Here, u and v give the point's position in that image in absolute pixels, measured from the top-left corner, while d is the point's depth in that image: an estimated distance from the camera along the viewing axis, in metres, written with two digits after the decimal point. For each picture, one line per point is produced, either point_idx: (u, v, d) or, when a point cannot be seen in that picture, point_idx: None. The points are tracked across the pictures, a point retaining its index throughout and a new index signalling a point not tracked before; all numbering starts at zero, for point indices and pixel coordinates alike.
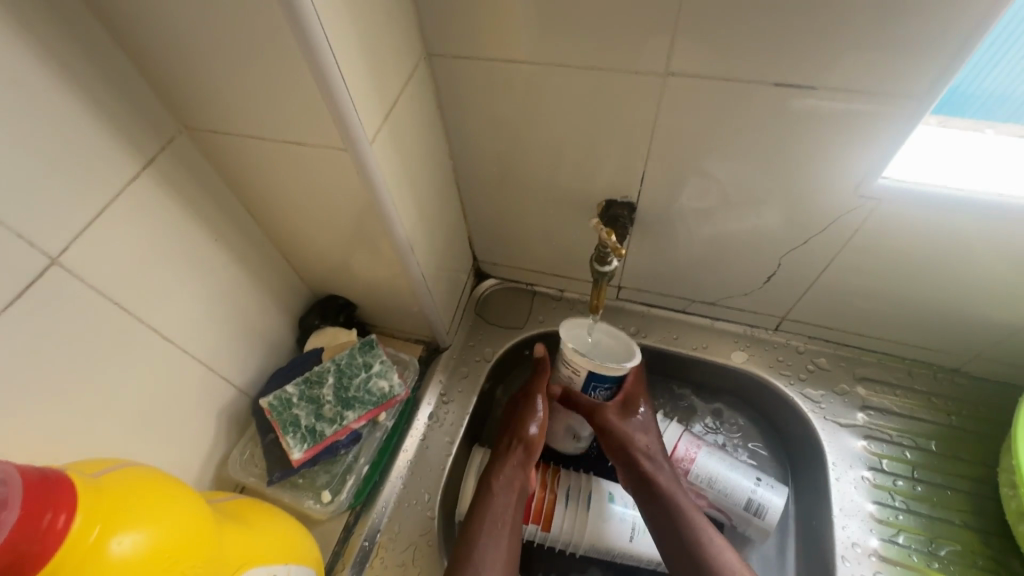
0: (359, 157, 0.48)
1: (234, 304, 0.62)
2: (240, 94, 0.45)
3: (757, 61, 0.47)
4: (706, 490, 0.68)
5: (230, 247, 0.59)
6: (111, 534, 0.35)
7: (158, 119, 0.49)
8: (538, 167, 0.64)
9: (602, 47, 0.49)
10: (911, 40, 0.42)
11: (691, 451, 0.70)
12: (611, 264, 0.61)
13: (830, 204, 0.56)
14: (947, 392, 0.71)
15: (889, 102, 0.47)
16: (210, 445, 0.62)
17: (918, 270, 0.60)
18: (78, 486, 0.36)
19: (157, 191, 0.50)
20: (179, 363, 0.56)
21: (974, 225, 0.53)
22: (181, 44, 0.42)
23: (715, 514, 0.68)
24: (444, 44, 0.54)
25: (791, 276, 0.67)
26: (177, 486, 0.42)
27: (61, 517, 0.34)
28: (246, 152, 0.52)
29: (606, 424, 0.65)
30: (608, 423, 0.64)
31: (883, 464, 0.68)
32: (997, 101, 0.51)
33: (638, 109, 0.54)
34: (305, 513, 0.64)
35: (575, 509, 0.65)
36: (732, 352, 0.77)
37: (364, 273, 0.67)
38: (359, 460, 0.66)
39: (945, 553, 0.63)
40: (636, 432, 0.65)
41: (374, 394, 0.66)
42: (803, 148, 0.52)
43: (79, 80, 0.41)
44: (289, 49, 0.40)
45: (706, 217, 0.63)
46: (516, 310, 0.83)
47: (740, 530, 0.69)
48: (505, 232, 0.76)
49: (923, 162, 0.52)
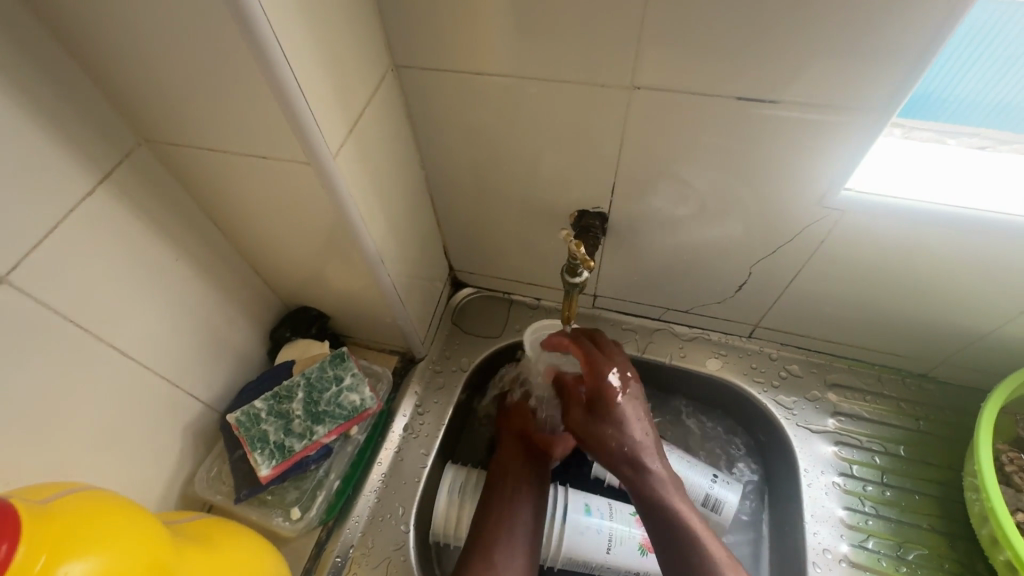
0: (323, 170, 0.47)
1: (200, 318, 0.61)
2: (199, 107, 0.45)
3: (720, 75, 0.47)
4: None
5: (195, 260, 0.58)
6: (58, 564, 0.34)
7: (115, 132, 0.47)
8: (510, 178, 0.64)
9: (568, 60, 0.50)
10: (867, 56, 0.43)
11: None
12: (581, 275, 0.61)
13: (795, 214, 0.57)
14: (915, 397, 0.72)
15: (850, 116, 0.48)
16: (176, 463, 0.61)
17: (881, 278, 0.61)
18: (22, 514, 0.35)
19: (115, 205, 0.48)
20: (141, 380, 0.55)
21: (933, 234, 0.54)
22: (136, 56, 0.41)
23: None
24: (411, 55, 0.54)
25: (761, 284, 0.68)
26: (132, 510, 0.41)
27: (3, 548, 0.32)
28: (210, 165, 0.51)
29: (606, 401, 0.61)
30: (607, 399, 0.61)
31: (854, 470, 0.69)
32: (963, 108, 0.51)
33: (606, 121, 0.54)
34: (274, 531, 0.63)
35: (553, 523, 0.65)
36: (706, 359, 0.77)
37: (335, 284, 0.66)
38: (330, 475, 0.65)
39: (913, 557, 0.64)
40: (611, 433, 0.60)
41: (345, 407, 0.66)
42: (767, 160, 0.53)
43: (31, 93, 0.40)
44: (247, 62, 0.39)
45: (676, 227, 0.64)
46: (493, 319, 0.83)
47: None
48: (479, 242, 0.76)
49: (884, 174, 0.53)
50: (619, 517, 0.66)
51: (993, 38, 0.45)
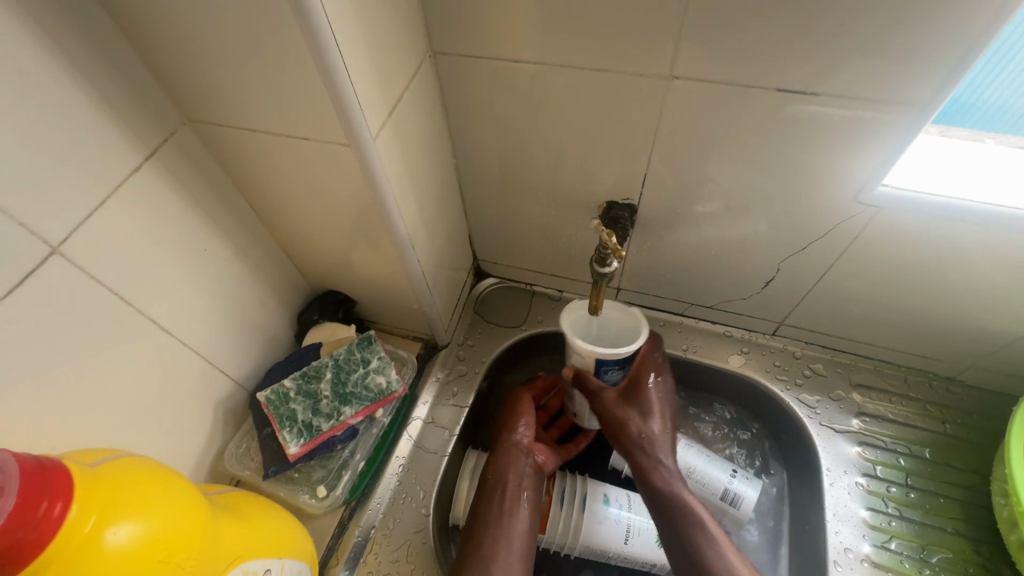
0: (362, 152, 0.48)
1: (233, 298, 0.62)
2: (244, 87, 0.45)
3: (759, 68, 0.47)
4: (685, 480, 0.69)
5: (230, 241, 0.59)
6: (107, 525, 0.36)
7: (161, 111, 0.49)
8: (539, 168, 0.64)
9: (606, 47, 0.49)
10: (913, 50, 0.43)
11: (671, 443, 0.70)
12: (610, 266, 0.61)
13: (829, 210, 0.57)
14: (942, 400, 0.71)
15: (892, 110, 0.47)
16: (206, 438, 0.62)
17: (915, 277, 0.60)
18: (74, 475, 0.36)
19: (159, 183, 0.50)
20: (176, 355, 0.56)
21: (972, 233, 0.53)
22: (186, 36, 0.42)
23: None
24: (449, 42, 0.54)
25: (789, 281, 0.67)
26: (173, 479, 0.42)
27: (57, 507, 0.34)
28: (250, 146, 0.52)
29: (605, 411, 0.63)
30: (607, 410, 0.63)
31: (877, 470, 0.68)
32: (992, 110, 0.50)
33: (640, 112, 0.54)
34: (300, 508, 0.64)
35: (569, 511, 0.65)
36: (729, 356, 0.77)
37: (363, 269, 0.67)
38: (355, 456, 0.66)
39: (937, 560, 0.63)
40: (634, 418, 0.64)
41: (372, 390, 0.67)
42: (804, 154, 0.53)
43: (84, 71, 0.41)
44: (295, 43, 0.40)
45: (705, 222, 0.64)
46: (516, 309, 0.83)
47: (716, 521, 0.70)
48: (506, 232, 0.77)
49: (923, 171, 0.52)
50: (637, 508, 0.66)
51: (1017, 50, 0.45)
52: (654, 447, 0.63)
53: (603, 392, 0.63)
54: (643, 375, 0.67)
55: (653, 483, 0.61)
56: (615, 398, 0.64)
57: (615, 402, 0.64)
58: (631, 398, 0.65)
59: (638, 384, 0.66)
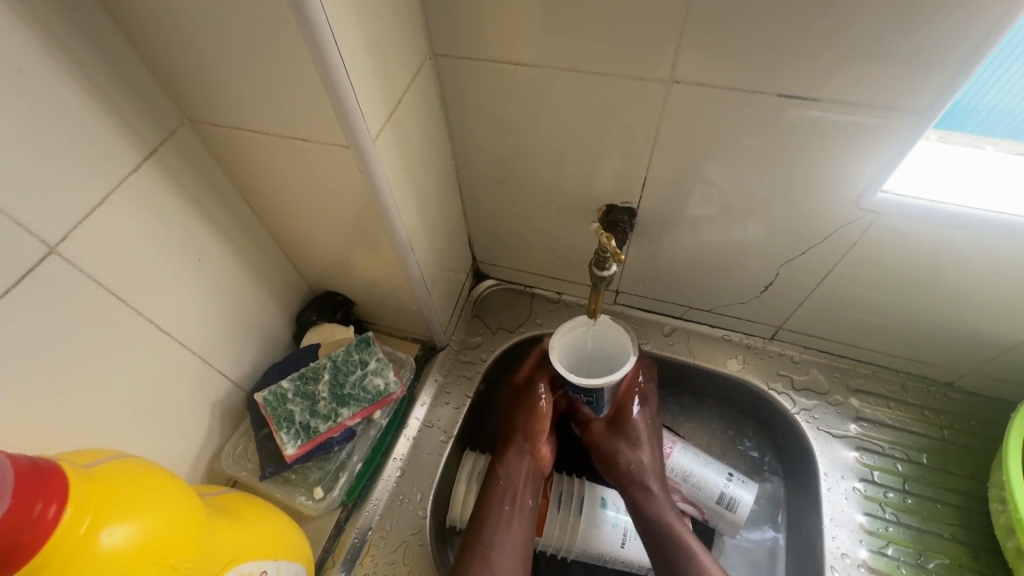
0: (362, 153, 0.48)
1: (231, 298, 0.62)
2: (243, 88, 0.45)
3: (759, 72, 0.47)
4: (681, 484, 0.69)
5: (228, 241, 0.59)
6: (101, 526, 0.36)
7: (160, 111, 0.48)
8: (539, 171, 0.64)
9: (607, 51, 0.49)
10: (913, 56, 0.42)
11: (667, 447, 0.71)
12: (608, 269, 0.61)
13: (828, 215, 0.57)
14: (940, 406, 0.71)
15: (892, 117, 0.47)
16: (204, 437, 0.62)
17: (914, 283, 0.60)
18: (69, 476, 0.36)
19: (158, 183, 0.50)
20: (173, 356, 0.56)
21: (971, 240, 0.53)
22: (185, 35, 0.42)
23: (688, 508, 0.69)
24: (450, 45, 0.54)
25: (788, 286, 0.68)
26: (169, 480, 0.42)
27: (52, 508, 0.34)
28: (249, 147, 0.52)
29: (594, 443, 0.66)
30: (595, 442, 0.66)
31: (874, 476, 0.68)
32: (991, 116, 0.51)
33: (639, 116, 0.54)
34: (297, 510, 0.64)
35: (567, 517, 0.65)
36: (727, 360, 0.77)
37: (362, 271, 0.67)
38: (352, 457, 0.66)
39: (933, 566, 0.63)
40: (625, 448, 0.64)
41: (369, 391, 0.67)
42: (803, 159, 0.53)
43: (83, 70, 0.41)
44: (295, 45, 0.40)
45: (704, 227, 0.64)
46: (515, 312, 0.83)
47: (712, 524, 0.70)
48: (505, 235, 0.76)
49: (923, 177, 0.52)
50: None
51: (1013, 59, 0.45)
52: (646, 475, 0.63)
53: (591, 424, 0.67)
54: (627, 401, 0.66)
55: (642, 513, 0.61)
56: (601, 430, 0.66)
57: (602, 434, 0.66)
58: (618, 428, 0.65)
59: (624, 412, 0.66)
